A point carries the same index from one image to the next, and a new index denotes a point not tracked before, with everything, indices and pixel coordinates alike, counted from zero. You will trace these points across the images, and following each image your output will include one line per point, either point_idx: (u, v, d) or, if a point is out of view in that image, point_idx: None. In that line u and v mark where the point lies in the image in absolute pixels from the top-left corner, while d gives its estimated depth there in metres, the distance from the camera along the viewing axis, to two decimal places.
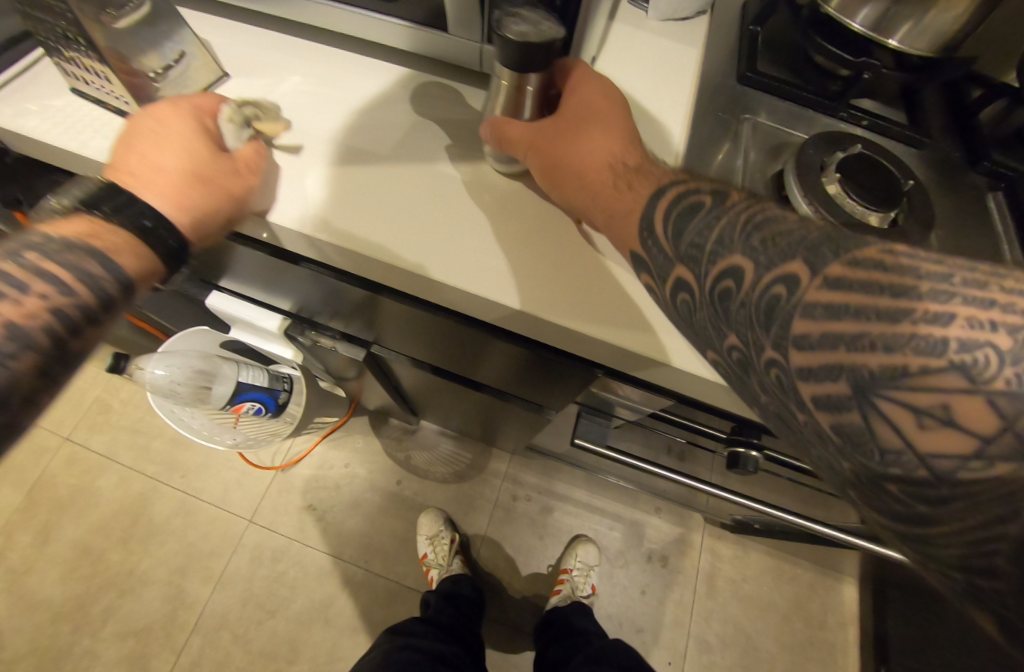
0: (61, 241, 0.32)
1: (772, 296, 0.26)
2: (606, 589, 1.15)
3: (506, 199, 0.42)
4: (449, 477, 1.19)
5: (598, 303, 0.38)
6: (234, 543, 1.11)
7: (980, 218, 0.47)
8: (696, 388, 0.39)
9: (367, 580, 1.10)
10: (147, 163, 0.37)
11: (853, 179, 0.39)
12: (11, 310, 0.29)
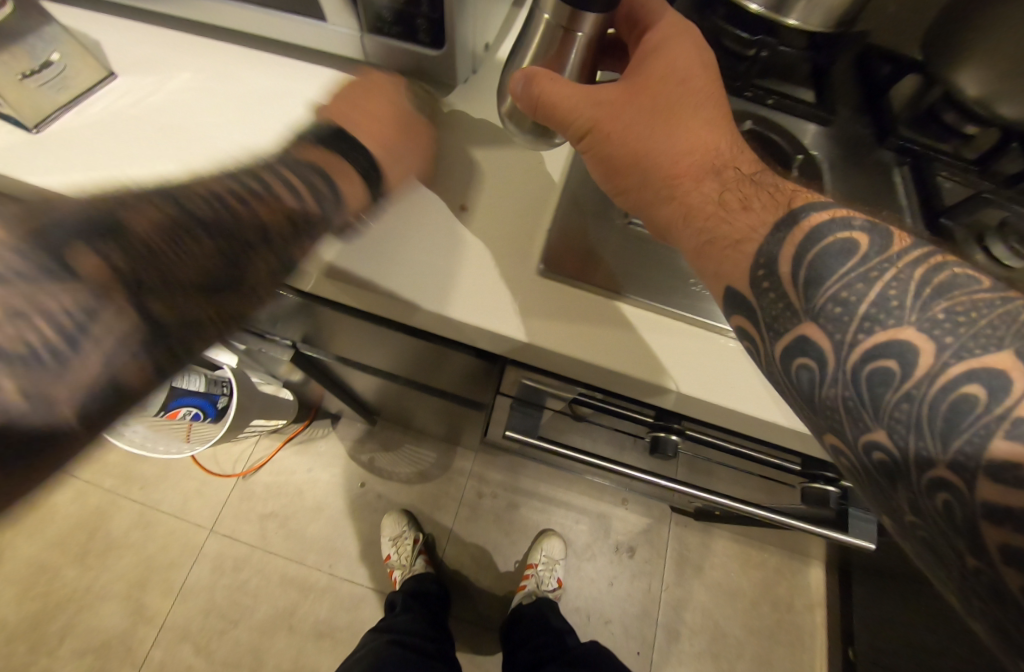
0: (300, 159, 0.33)
1: (960, 398, 0.22)
2: (574, 582, 1.15)
3: (566, 233, 0.39)
4: (413, 477, 1.19)
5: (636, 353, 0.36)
6: (195, 553, 1.09)
7: (887, 192, 0.47)
8: (592, 374, 0.38)
9: (332, 584, 1.09)
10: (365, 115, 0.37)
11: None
12: (256, 208, 0.30)
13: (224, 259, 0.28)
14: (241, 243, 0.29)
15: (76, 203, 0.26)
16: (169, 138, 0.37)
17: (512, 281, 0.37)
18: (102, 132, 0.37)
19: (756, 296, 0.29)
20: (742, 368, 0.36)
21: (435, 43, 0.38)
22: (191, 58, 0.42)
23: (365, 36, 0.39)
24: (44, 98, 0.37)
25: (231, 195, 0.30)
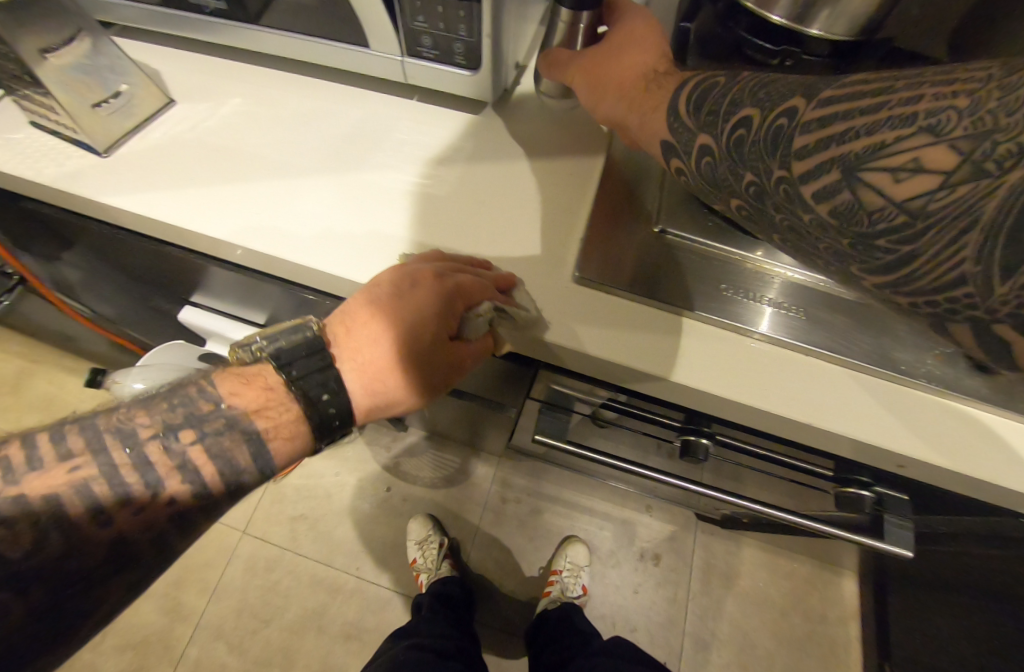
0: (225, 419, 0.34)
1: (777, 128, 0.30)
2: (598, 589, 1.15)
3: (570, 206, 0.42)
4: (437, 482, 1.21)
5: (646, 345, 0.37)
6: (229, 553, 1.12)
7: None
8: (620, 375, 0.38)
9: (359, 586, 1.11)
10: (367, 336, 0.34)
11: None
12: (138, 504, 0.32)
13: (166, 521, 0.33)
14: (141, 523, 0.33)
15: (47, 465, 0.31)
16: (222, 158, 0.40)
17: (541, 281, 0.38)
18: (164, 154, 0.41)
19: (676, 136, 0.36)
20: (773, 371, 0.36)
21: (471, 63, 0.39)
22: (242, 85, 0.45)
23: (405, 59, 0.41)
24: (115, 124, 0.40)
25: (147, 474, 0.33)
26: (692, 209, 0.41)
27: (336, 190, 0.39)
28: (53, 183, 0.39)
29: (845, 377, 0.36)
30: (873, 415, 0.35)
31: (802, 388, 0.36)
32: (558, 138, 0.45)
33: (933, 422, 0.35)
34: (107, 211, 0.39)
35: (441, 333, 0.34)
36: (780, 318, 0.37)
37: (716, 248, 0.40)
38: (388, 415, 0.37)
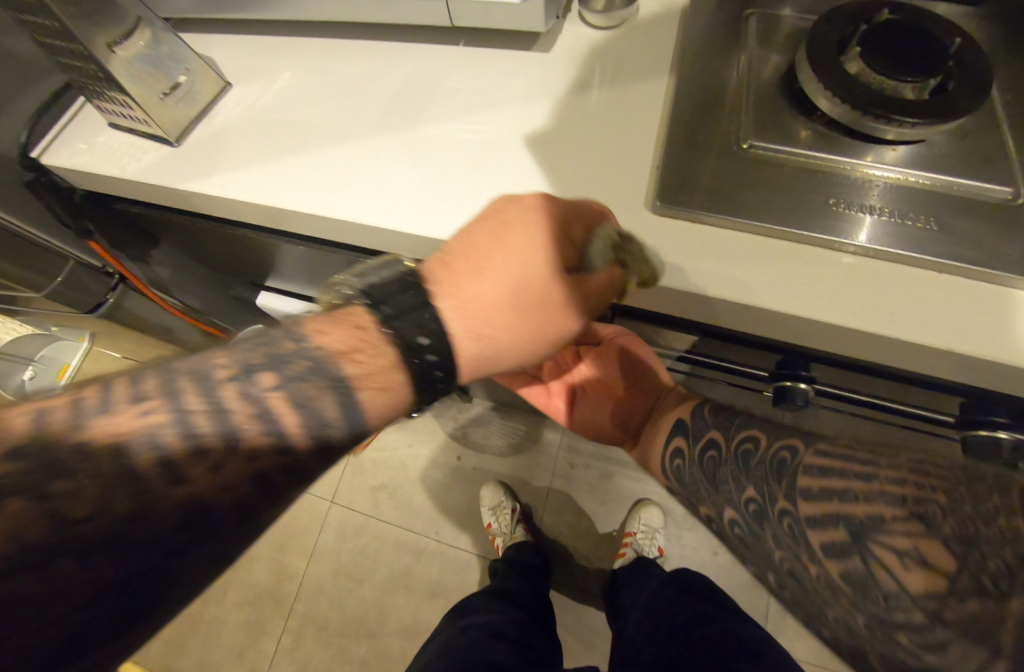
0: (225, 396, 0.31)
1: None
2: (676, 550, 1.13)
3: (638, 135, 0.38)
4: (506, 449, 1.23)
5: (746, 273, 0.33)
6: (322, 521, 1.22)
7: None
8: (714, 312, 0.36)
9: (440, 549, 1.17)
10: (479, 267, 0.35)
11: (878, 54, 0.33)
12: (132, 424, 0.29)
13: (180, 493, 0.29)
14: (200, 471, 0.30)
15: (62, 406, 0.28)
16: (282, 131, 0.41)
17: (623, 218, 0.36)
18: (228, 137, 0.42)
19: None
20: (901, 294, 0.32)
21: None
22: (293, 57, 0.45)
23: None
24: (181, 113, 0.42)
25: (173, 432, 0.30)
26: (786, 119, 0.36)
27: (400, 147, 0.39)
28: (138, 177, 0.42)
29: (987, 295, 0.32)
30: None
31: (936, 312, 0.31)
32: (623, 62, 0.41)
33: None
34: (184, 198, 0.42)
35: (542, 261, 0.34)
36: (907, 234, 0.32)
37: (823, 160, 0.35)
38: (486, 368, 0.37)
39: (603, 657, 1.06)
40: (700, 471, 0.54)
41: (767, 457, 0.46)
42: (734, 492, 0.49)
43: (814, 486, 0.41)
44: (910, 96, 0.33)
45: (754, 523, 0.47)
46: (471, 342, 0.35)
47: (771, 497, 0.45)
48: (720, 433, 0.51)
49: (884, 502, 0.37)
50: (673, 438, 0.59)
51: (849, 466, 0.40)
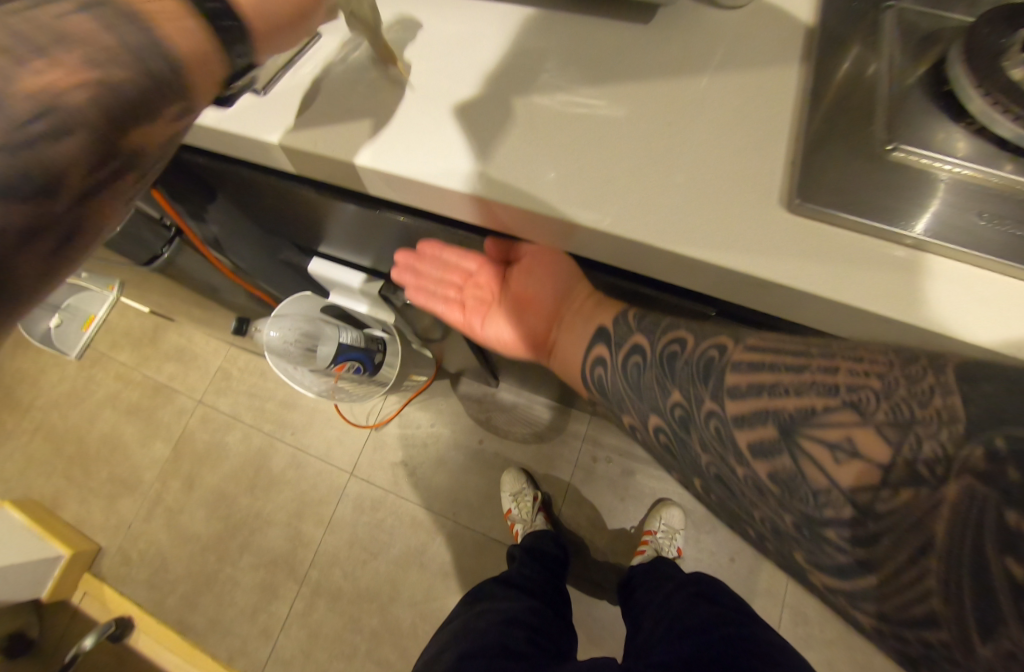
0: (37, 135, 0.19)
1: None
2: (692, 552, 1.12)
3: (753, 114, 0.36)
4: (529, 436, 1.21)
5: (852, 269, 0.32)
6: (339, 492, 1.22)
7: None
8: (804, 309, 0.34)
9: (456, 530, 1.17)
10: None
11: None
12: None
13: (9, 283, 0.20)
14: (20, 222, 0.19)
15: None
16: (378, 86, 0.40)
17: (731, 203, 0.34)
18: (317, 89, 0.41)
19: None
20: (1005, 304, 0.30)
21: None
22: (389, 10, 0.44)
23: None
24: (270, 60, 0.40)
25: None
26: (934, 121, 0.35)
27: (500, 113, 0.38)
28: (221, 123, 0.41)
29: None
30: None
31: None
32: (740, 42, 0.39)
33: None
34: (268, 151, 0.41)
35: None
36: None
37: (968, 170, 0.33)
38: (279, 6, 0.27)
39: (613, 649, 1.07)
40: (621, 380, 0.47)
41: (692, 357, 0.40)
42: (659, 396, 0.42)
43: (744, 383, 0.35)
44: None
45: (679, 430, 0.40)
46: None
47: (698, 401, 0.38)
48: (644, 334, 0.45)
49: (818, 394, 0.31)
50: (593, 347, 0.51)
51: (784, 359, 0.34)
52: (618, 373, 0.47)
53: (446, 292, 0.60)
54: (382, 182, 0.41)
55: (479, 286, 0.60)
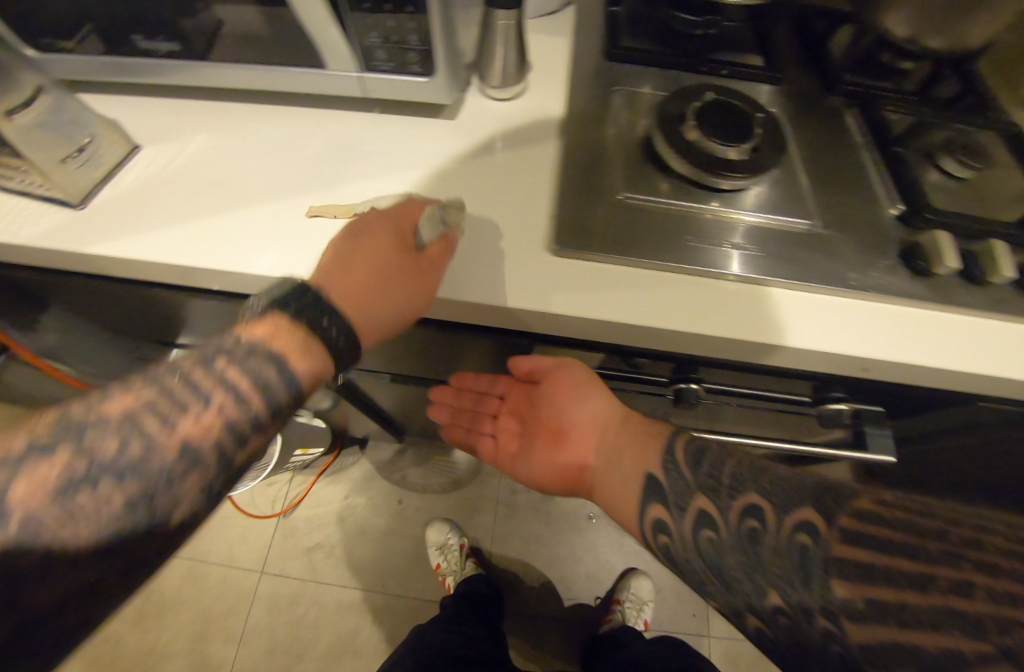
0: (246, 349, 0.35)
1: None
2: (620, 559, 1.17)
3: (532, 183, 0.45)
4: (448, 486, 1.21)
5: (611, 295, 0.39)
6: (250, 597, 1.10)
7: (843, 130, 0.51)
8: (589, 331, 0.41)
9: (387, 604, 1.09)
10: (354, 264, 0.38)
11: (709, 126, 0.42)
12: (193, 423, 0.33)
13: (208, 445, 0.33)
14: (202, 438, 0.33)
15: (166, 394, 0.33)
16: (196, 192, 0.42)
17: (520, 258, 0.41)
18: (138, 198, 0.42)
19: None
20: (722, 305, 0.39)
21: (428, 69, 0.42)
22: (207, 120, 0.47)
23: (363, 73, 0.43)
24: (83, 177, 0.41)
25: (193, 396, 0.34)
26: (650, 175, 0.44)
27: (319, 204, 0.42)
28: (32, 240, 0.40)
29: (800, 299, 0.40)
30: (845, 333, 0.39)
31: (780, 316, 0.39)
32: (524, 125, 0.48)
33: (898, 326, 0.40)
34: (88, 260, 0.40)
35: (407, 242, 0.39)
36: (735, 258, 0.40)
37: (677, 204, 0.42)
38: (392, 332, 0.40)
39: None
40: (691, 552, 0.39)
41: (784, 543, 0.35)
42: (752, 595, 0.34)
43: (862, 598, 0.31)
44: (735, 156, 0.42)
45: (791, 646, 0.32)
46: (362, 315, 0.38)
47: (809, 613, 0.32)
48: (710, 500, 0.39)
49: (966, 635, 0.27)
50: (647, 509, 0.44)
51: (900, 567, 0.31)
52: (683, 542, 0.40)
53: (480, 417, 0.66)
54: (204, 275, 0.40)
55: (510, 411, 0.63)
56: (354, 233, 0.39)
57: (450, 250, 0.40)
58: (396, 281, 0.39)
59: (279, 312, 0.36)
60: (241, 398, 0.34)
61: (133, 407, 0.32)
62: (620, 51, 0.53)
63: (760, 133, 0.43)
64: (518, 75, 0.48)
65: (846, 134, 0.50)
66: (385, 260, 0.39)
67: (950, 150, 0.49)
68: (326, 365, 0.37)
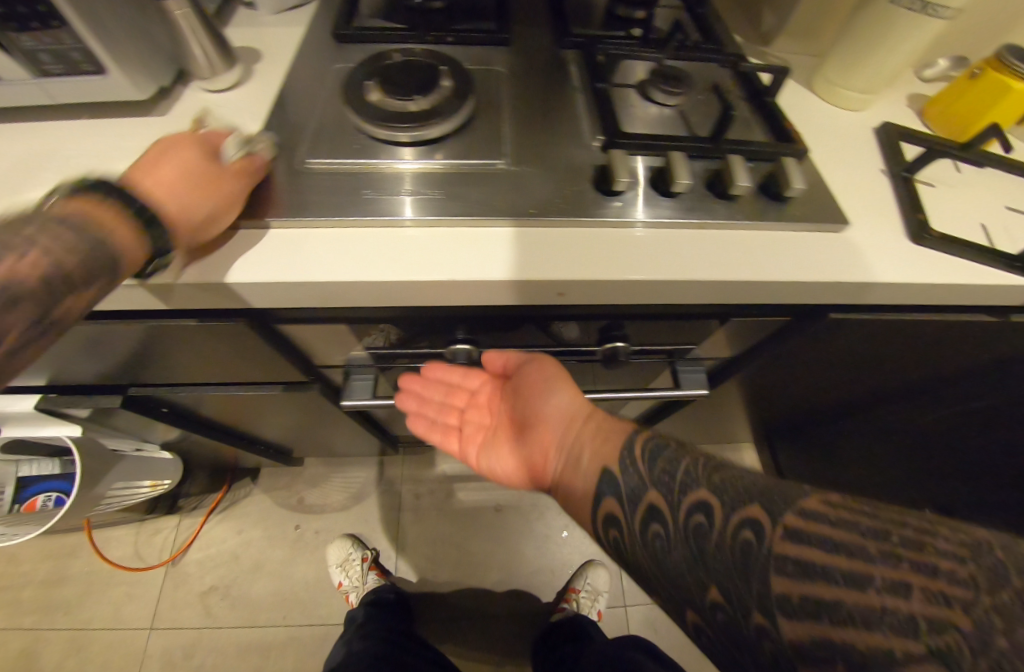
0: (57, 215, 0.36)
1: (761, 93, 0.56)
2: (531, 545, 1.15)
3: None
4: (347, 501, 1.18)
5: (295, 257, 0.42)
6: (140, 657, 1.02)
7: (562, 76, 0.57)
8: (291, 295, 0.43)
9: (291, 635, 1.05)
10: (157, 171, 0.40)
11: (389, 87, 0.47)
12: (22, 263, 0.34)
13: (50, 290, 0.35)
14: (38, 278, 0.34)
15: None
16: None
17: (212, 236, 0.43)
18: None
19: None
20: (403, 250, 0.43)
21: (98, 68, 0.47)
22: None
23: (39, 80, 0.47)
24: None
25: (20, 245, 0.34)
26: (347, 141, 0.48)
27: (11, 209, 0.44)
28: None
29: (477, 237, 0.44)
30: (518, 260, 0.43)
31: (480, 255, 0.43)
32: (233, 119, 0.52)
33: (573, 246, 0.44)
34: None
35: (213, 154, 0.42)
36: (416, 204, 0.44)
37: (367, 164, 0.46)
38: (210, 233, 0.41)
39: None
40: (642, 552, 0.41)
41: (728, 543, 0.34)
42: (693, 586, 0.36)
43: (794, 594, 0.30)
44: (413, 111, 0.47)
45: (729, 637, 0.34)
46: (171, 206, 0.39)
47: (742, 608, 0.32)
48: (660, 497, 0.40)
49: (898, 631, 0.27)
50: (602, 499, 0.46)
51: (843, 565, 0.30)
52: (637, 540, 0.41)
53: (448, 423, 0.68)
54: None
55: (480, 407, 0.68)
56: (165, 146, 0.42)
57: (257, 162, 0.43)
58: (208, 182, 0.40)
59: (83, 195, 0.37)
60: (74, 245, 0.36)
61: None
62: (349, 34, 0.58)
63: (438, 88, 0.47)
64: (222, 66, 0.53)
65: (559, 81, 0.56)
66: (186, 166, 0.41)
67: (658, 81, 0.53)
68: (126, 253, 0.37)
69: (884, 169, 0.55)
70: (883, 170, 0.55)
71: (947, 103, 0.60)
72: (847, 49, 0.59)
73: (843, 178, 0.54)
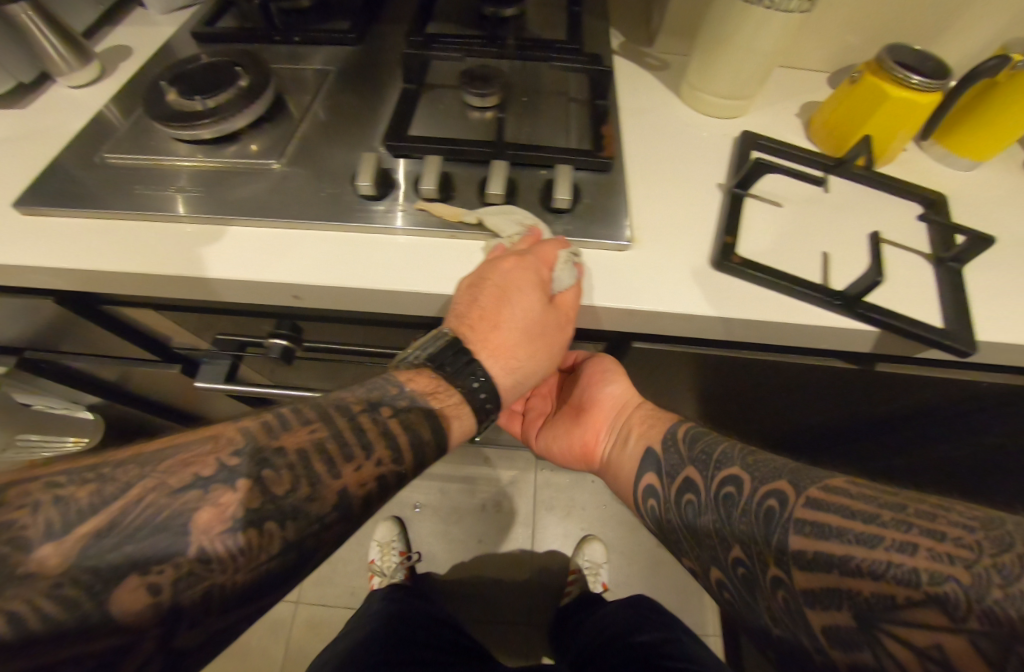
0: (412, 397, 0.39)
1: (594, 98, 0.56)
2: (441, 548, 1.15)
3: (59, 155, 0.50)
4: None
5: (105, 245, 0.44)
6: None
7: (390, 76, 0.60)
8: (77, 277, 0.45)
9: None
10: (490, 318, 0.41)
11: (185, 89, 0.50)
12: (353, 476, 0.35)
13: (374, 486, 0.36)
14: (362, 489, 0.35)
15: (347, 437, 0.35)
16: None
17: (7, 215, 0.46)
18: None
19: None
20: (186, 246, 0.44)
21: None
22: None
23: None
24: None
25: (360, 446, 0.35)
26: (153, 141, 0.51)
27: None
28: None
29: (255, 239, 0.45)
30: (283, 258, 0.44)
31: (267, 249, 0.44)
32: (81, 108, 0.56)
33: (347, 253, 0.44)
34: None
35: (546, 293, 0.42)
36: (195, 201, 0.46)
37: (163, 161, 0.49)
38: (523, 385, 0.45)
39: None
40: (679, 521, 0.43)
41: (754, 506, 0.36)
42: (720, 547, 0.38)
43: (809, 550, 0.31)
44: (204, 108, 0.49)
45: (744, 593, 0.35)
46: (503, 373, 0.43)
47: (761, 560, 0.34)
48: (697, 470, 0.42)
49: (898, 581, 0.28)
50: (643, 472, 0.49)
51: (852, 523, 0.30)
52: (677, 514, 0.43)
53: (516, 408, 0.72)
54: None
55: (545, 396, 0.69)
56: (492, 274, 0.41)
57: (581, 296, 0.43)
58: (544, 331, 0.43)
59: (440, 370, 0.40)
60: (426, 435, 0.38)
61: (310, 447, 0.34)
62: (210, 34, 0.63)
63: (228, 88, 0.50)
64: (78, 61, 0.57)
65: (388, 83, 0.59)
66: (526, 320, 0.42)
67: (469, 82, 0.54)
68: (475, 425, 0.42)
69: (721, 182, 0.53)
70: (718, 184, 0.53)
71: (831, 113, 0.57)
72: (702, 49, 0.57)
73: (667, 187, 0.52)
